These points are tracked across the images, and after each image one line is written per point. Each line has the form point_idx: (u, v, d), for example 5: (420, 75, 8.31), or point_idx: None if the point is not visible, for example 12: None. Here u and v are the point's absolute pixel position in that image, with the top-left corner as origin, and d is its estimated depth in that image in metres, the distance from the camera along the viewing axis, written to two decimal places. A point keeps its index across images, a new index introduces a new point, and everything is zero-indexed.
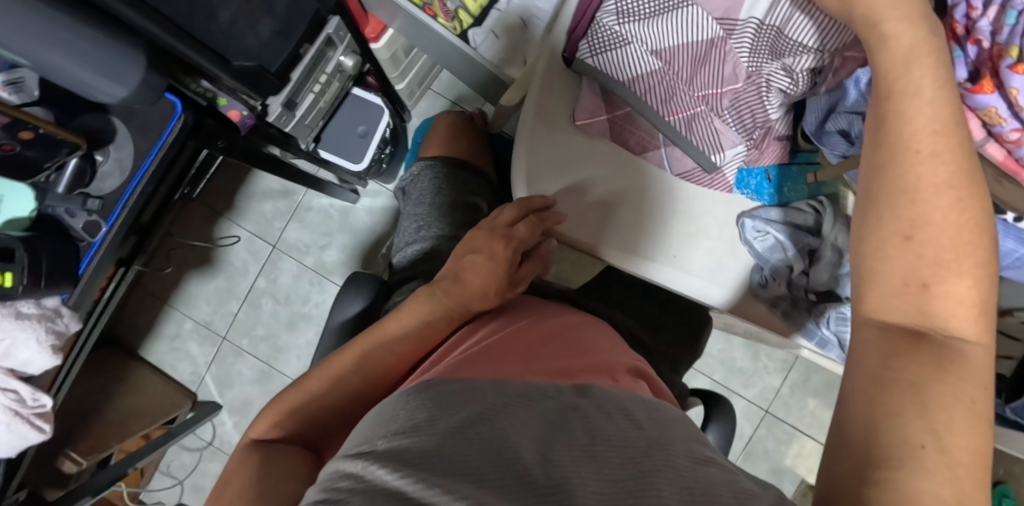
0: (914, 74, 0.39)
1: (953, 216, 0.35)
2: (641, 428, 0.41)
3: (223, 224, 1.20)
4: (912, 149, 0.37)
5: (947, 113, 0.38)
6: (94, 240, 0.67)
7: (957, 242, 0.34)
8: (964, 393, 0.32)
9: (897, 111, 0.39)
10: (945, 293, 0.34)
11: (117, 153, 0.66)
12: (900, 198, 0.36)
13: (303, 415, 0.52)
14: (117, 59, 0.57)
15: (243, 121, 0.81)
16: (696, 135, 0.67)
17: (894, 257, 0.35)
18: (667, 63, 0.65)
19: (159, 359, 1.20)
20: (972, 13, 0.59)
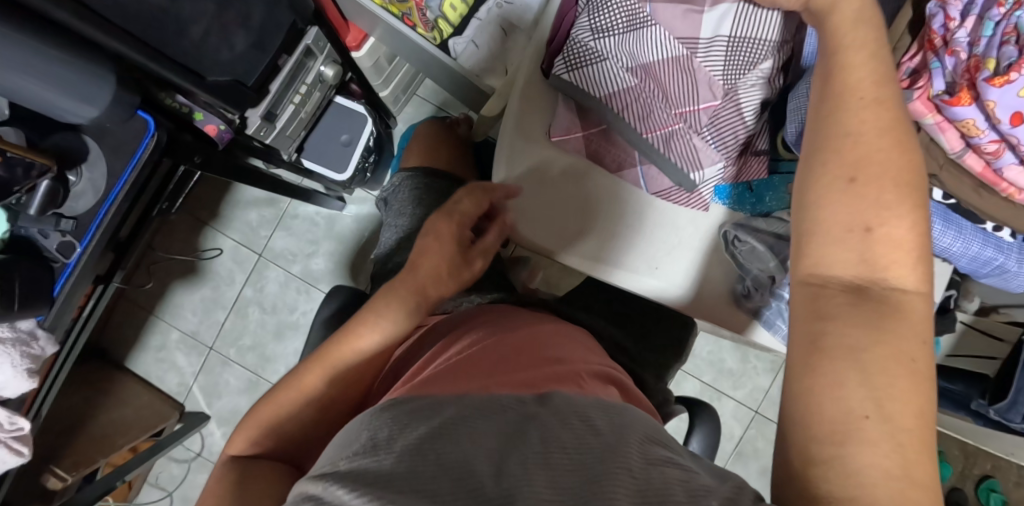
0: (858, 30, 0.44)
1: (891, 162, 0.39)
2: (599, 434, 0.39)
3: (207, 234, 1.19)
4: (856, 97, 0.41)
5: (882, 68, 0.42)
6: (69, 261, 0.67)
7: (896, 185, 0.39)
8: (904, 351, 0.35)
9: (841, 61, 0.43)
10: (890, 235, 0.38)
11: (90, 173, 0.66)
12: (843, 141, 0.40)
13: (282, 433, 0.53)
14: (85, 79, 0.56)
15: (220, 136, 0.80)
16: (674, 150, 0.66)
17: (835, 205, 0.39)
18: (643, 81, 0.63)
19: (145, 371, 1.19)
20: (949, 24, 0.59)
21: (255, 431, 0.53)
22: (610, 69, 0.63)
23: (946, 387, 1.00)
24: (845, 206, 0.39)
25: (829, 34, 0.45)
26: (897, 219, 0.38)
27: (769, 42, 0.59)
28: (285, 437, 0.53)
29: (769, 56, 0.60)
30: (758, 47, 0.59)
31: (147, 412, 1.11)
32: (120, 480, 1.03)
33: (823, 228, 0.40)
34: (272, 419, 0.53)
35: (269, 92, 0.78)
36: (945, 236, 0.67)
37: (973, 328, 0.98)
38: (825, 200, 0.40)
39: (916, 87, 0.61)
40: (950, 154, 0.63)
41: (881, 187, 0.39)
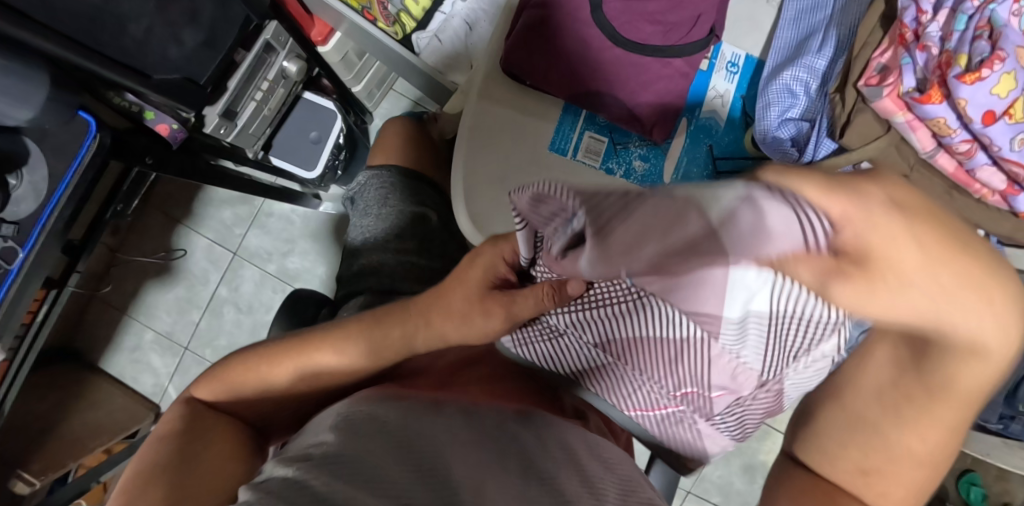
0: (968, 326, 0.31)
1: (921, 456, 0.39)
2: (583, 471, 0.44)
3: (180, 232, 1.17)
4: (929, 399, 0.36)
5: (978, 384, 0.34)
6: (11, 268, 0.66)
7: (911, 478, 0.41)
8: None
9: (944, 371, 0.34)
10: (881, 486, 0.41)
11: (31, 177, 0.65)
12: (874, 435, 0.40)
13: (251, 394, 0.55)
14: (20, 81, 0.55)
15: (174, 135, 0.77)
16: (674, 430, 0.52)
17: (843, 463, 0.42)
18: (622, 356, 0.48)
19: (120, 372, 1.17)
20: (921, 18, 0.58)
21: (227, 384, 0.55)
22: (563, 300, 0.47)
23: None
24: (859, 457, 0.41)
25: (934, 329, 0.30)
26: (895, 486, 0.41)
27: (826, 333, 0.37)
28: (253, 402, 0.55)
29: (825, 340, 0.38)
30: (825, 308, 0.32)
31: (122, 413, 1.10)
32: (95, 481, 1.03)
33: (833, 465, 0.43)
34: (242, 377, 0.55)
35: (227, 90, 0.76)
36: None
37: None
38: (836, 454, 0.43)
39: (885, 84, 0.58)
40: (922, 154, 0.60)
41: (896, 486, 0.41)
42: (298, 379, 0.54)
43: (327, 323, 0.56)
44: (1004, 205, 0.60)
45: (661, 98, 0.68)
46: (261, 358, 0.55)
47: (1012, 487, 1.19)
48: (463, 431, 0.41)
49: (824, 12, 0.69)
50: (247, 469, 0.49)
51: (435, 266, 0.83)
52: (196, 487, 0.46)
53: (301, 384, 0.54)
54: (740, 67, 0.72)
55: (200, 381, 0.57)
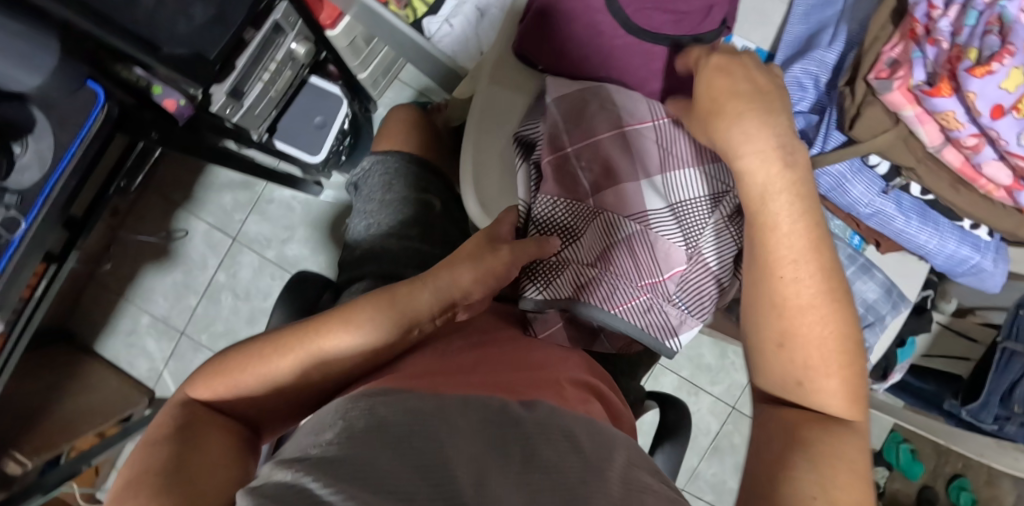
0: (770, 209, 0.46)
1: (821, 330, 0.44)
2: (581, 450, 0.42)
3: (179, 216, 1.16)
4: (778, 275, 0.45)
5: (800, 243, 0.45)
6: (14, 237, 0.65)
7: (821, 351, 0.44)
8: (843, 456, 0.42)
9: (759, 246, 0.46)
10: (821, 390, 0.45)
11: (36, 145, 0.65)
12: (771, 312, 0.45)
13: (248, 385, 0.49)
14: (29, 46, 0.56)
15: (180, 111, 0.77)
16: (648, 322, 0.61)
17: (775, 360, 0.46)
18: (609, 265, 0.61)
19: (115, 356, 1.16)
20: (932, 13, 0.59)
21: (218, 383, 0.49)
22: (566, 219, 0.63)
23: (919, 387, 0.98)
24: (788, 360, 0.45)
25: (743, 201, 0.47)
26: (825, 377, 0.44)
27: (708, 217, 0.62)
28: (247, 398, 0.50)
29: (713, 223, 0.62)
30: (695, 205, 0.63)
31: (115, 397, 1.09)
32: (85, 464, 1.02)
33: (771, 372, 0.47)
34: (236, 374, 0.49)
35: (234, 68, 0.76)
36: (921, 232, 0.66)
37: (949, 328, 0.98)
38: (765, 355, 0.47)
39: (896, 76, 0.58)
40: (928, 147, 0.61)
41: (805, 357, 0.44)
42: (313, 362, 0.49)
43: (357, 306, 0.51)
44: (1009, 200, 0.61)
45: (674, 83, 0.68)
46: (259, 351, 0.49)
47: (1001, 492, 1.22)
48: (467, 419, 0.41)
49: (834, 7, 0.71)
50: (246, 472, 0.45)
51: (439, 253, 0.82)
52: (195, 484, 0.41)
53: (303, 378, 0.49)
54: None
55: (190, 379, 0.51)
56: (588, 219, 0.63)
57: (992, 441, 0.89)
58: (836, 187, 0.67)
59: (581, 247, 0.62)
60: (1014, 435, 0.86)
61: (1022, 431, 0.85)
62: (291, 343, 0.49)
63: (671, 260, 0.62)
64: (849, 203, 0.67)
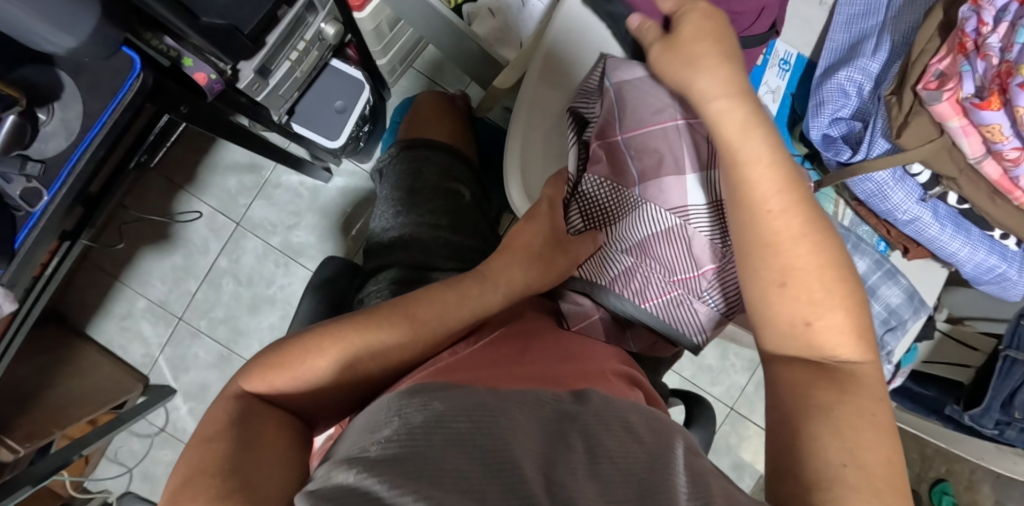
0: (747, 144, 0.45)
1: (814, 261, 0.43)
2: (643, 440, 0.38)
3: (182, 198, 1.12)
4: (765, 209, 0.44)
5: (782, 174, 0.44)
6: (33, 211, 0.62)
7: (822, 280, 0.43)
8: (865, 407, 0.40)
9: (746, 179, 0.45)
10: (828, 326, 0.42)
11: (63, 113, 0.62)
12: (767, 250, 0.44)
13: (299, 383, 0.46)
14: (67, 5, 0.53)
15: (210, 86, 0.72)
16: (675, 315, 0.61)
17: (776, 303, 0.44)
18: (643, 256, 0.62)
19: (107, 340, 1.12)
20: (982, 29, 0.60)
21: (277, 376, 0.46)
22: (607, 202, 0.65)
23: (918, 392, 1.04)
24: (796, 305, 0.43)
25: (721, 140, 0.47)
26: (831, 313, 0.42)
27: None
28: (308, 392, 0.47)
29: None
30: None
31: (109, 384, 1.03)
32: (76, 455, 0.97)
33: (771, 322, 0.44)
34: (297, 365, 0.46)
35: (266, 45, 0.72)
36: (955, 240, 0.70)
37: (949, 337, 1.05)
38: (765, 301, 0.44)
39: (945, 89, 0.61)
40: (970, 159, 0.63)
41: (809, 289, 0.43)
42: (353, 356, 0.48)
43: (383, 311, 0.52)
44: None
45: None
46: (318, 342, 0.47)
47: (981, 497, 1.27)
48: (525, 416, 0.37)
49: (875, 18, 0.74)
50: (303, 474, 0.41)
51: (467, 243, 0.81)
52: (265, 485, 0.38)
53: (360, 368, 0.48)
54: (790, 65, 0.76)
55: (243, 372, 0.47)
56: (627, 208, 0.64)
57: (992, 445, 0.94)
58: (876, 192, 0.70)
59: (616, 235, 0.65)
60: (1013, 439, 0.90)
61: (1020, 435, 0.90)
62: (345, 334, 0.48)
63: (710, 257, 0.60)
64: (889, 208, 0.70)
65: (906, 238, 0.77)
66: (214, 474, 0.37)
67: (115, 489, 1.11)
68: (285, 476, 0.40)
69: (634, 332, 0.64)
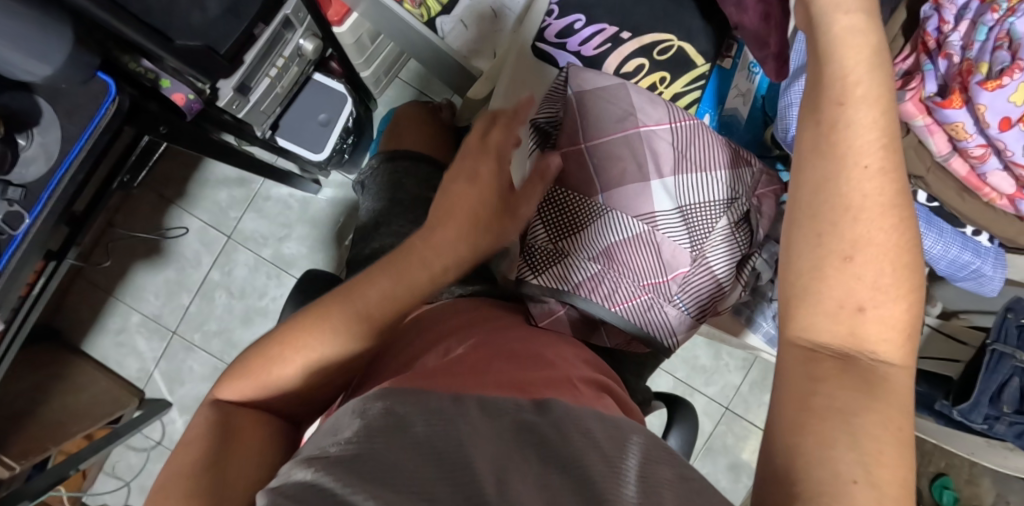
0: (855, 75, 0.38)
1: (889, 235, 0.36)
2: (600, 446, 0.38)
3: (173, 213, 1.14)
4: (861, 164, 0.36)
5: (885, 125, 0.37)
6: (16, 233, 0.63)
7: (895, 265, 0.36)
8: (891, 420, 0.33)
9: (849, 121, 0.37)
10: (881, 318, 0.35)
11: (42, 137, 0.63)
12: (843, 215, 0.36)
13: (269, 387, 0.48)
14: (39, 32, 0.54)
15: (189, 106, 0.75)
16: (648, 319, 0.64)
17: (837, 281, 0.36)
18: (611, 262, 0.64)
19: (103, 356, 1.13)
20: (943, 28, 0.64)
21: (246, 382, 0.48)
22: (568, 213, 0.66)
23: (911, 388, 1.03)
24: (846, 287, 0.35)
25: (829, 73, 0.38)
26: (891, 304, 0.36)
27: (708, 206, 0.66)
28: (280, 396, 0.49)
29: (718, 215, 0.66)
30: (701, 207, 0.66)
31: (104, 398, 1.04)
32: (74, 469, 0.99)
33: (825, 305, 0.36)
34: (263, 374, 0.48)
35: (243, 63, 0.73)
36: (928, 237, 0.72)
37: (940, 331, 1.03)
38: (818, 277, 0.36)
39: (909, 88, 0.64)
40: (938, 156, 0.66)
41: (876, 272, 0.35)
42: (319, 362, 0.48)
43: (336, 298, 0.50)
44: (1010, 208, 0.66)
45: None
46: (280, 350, 0.48)
47: (982, 491, 1.26)
48: (485, 422, 0.37)
49: None
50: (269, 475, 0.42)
51: None
52: (226, 493, 0.39)
53: (323, 362, 0.48)
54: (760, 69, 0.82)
55: (217, 383, 0.49)
56: (594, 216, 0.66)
57: (984, 440, 0.94)
58: None
59: (580, 242, 0.65)
60: (1003, 433, 0.89)
61: (1011, 429, 0.88)
62: (302, 339, 0.48)
63: (678, 260, 0.65)
64: None
65: None
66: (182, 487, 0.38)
67: (114, 502, 1.13)
68: (247, 476, 0.41)
69: (606, 328, 0.65)
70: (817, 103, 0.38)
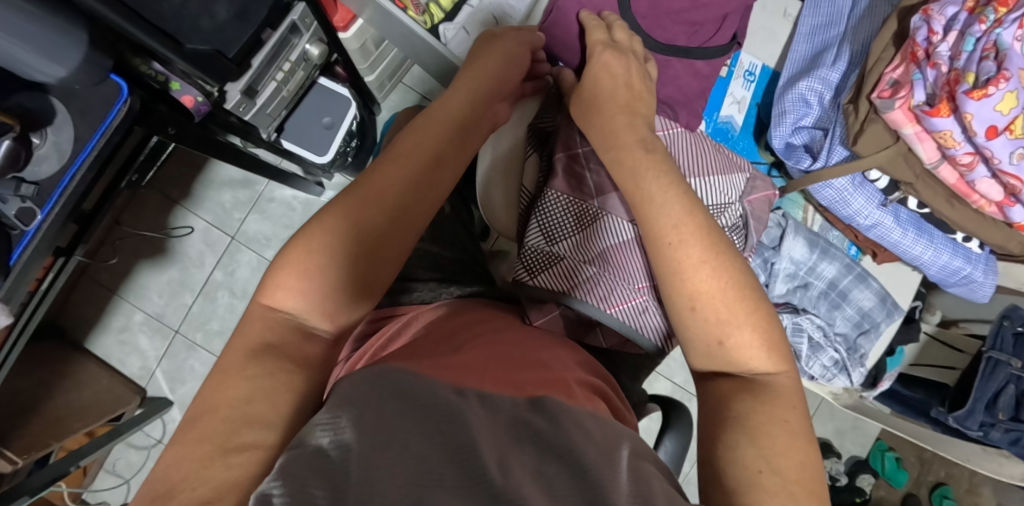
0: (646, 184, 0.55)
1: (716, 282, 0.50)
2: (595, 438, 0.39)
3: (178, 213, 1.15)
4: (665, 242, 0.52)
5: (677, 210, 0.52)
6: (28, 229, 0.65)
7: (726, 304, 0.49)
8: (780, 417, 0.46)
9: (646, 218, 0.53)
10: (738, 344, 0.49)
11: (56, 136, 0.65)
12: (674, 278, 0.51)
13: (314, 262, 0.46)
14: (57, 36, 0.56)
15: (198, 108, 0.76)
16: (643, 320, 0.66)
17: (694, 325, 0.50)
18: (605, 265, 0.66)
19: (106, 353, 1.14)
20: (932, 38, 0.65)
21: (292, 278, 0.45)
22: (564, 216, 0.68)
23: (906, 395, 1.03)
24: (712, 325, 0.50)
25: (633, 189, 0.55)
26: (739, 331, 0.49)
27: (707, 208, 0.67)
28: (323, 276, 0.46)
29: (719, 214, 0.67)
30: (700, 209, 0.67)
31: (106, 395, 1.06)
32: (74, 466, 0.99)
33: (694, 345, 0.51)
34: (308, 250, 0.46)
35: (251, 68, 0.75)
36: (919, 242, 0.78)
37: (936, 339, 1.04)
38: (683, 325, 0.51)
39: (898, 96, 0.66)
40: (927, 163, 0.69)
41: (717, 312, 0.49)
42: (360, 226, 0.48)
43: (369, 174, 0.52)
44: (1000, 215, 0.70)
45: (682, 91, 0.74)
46: (318, 227, 0.47)
47: (981, 501, 1.26)
48: (487, 413, 0.39)
49: (837, 28, 0.81)
50: None
51: (449, 254, 0.83)
52: None
53: (366, 222, 0.49)
54: (755, 76, 0.83)
55: (261, 289, 0.46)
56: (589, 220, 0.68)
57: (979, 447, 0.93)
58: (838, 199, 0.77)
59: (576, 246, 0.68)
60: (998, 441, 0.89)
61: (1006, 436, 0.89)
62: (338, 213, 0.48)
63: None
64: (850, 214, 0.78)
65: (873, 242, 0.83)
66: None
67: (113, 499, 1.13)
68: None
69: (602, 329, 0.67)
70: (635, 207, 0.55)
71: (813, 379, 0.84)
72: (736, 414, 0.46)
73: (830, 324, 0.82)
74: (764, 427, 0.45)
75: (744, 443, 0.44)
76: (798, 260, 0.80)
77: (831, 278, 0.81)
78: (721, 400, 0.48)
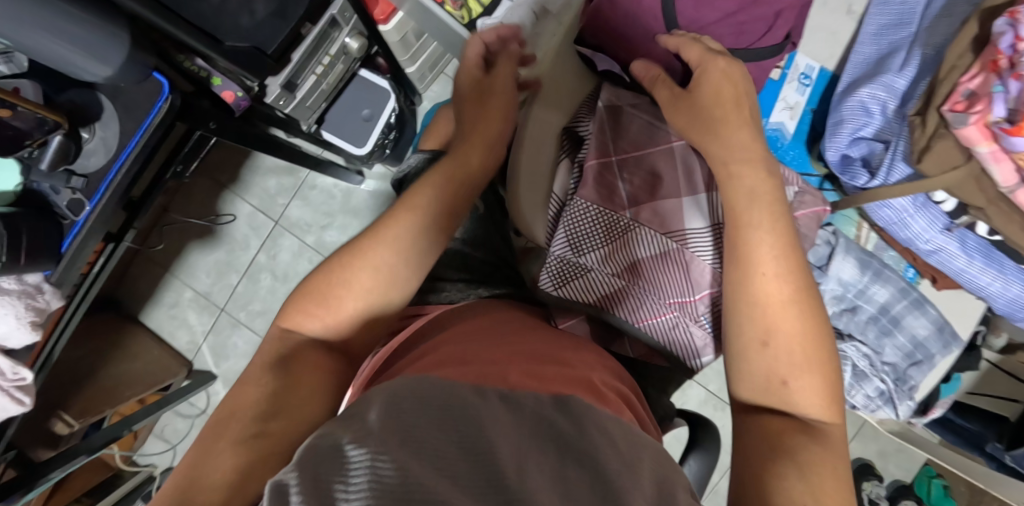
0: (753, 210, 0.50)
1: (800, 326, 0.47)
2: (620, 446, 0.36)
3: (227, 197, 1.19)
4: (759, 271, 0.48)
5: (782, 241, 0.49)
6: (77, 219, 0.68)
7: (804, 346, 0.47)
8: (831, 460, 0.44)
9: (747, 241, 0.50)
10: (802, 388, 0.47)
11: (103, 132, 0.68)
12: (755, 306, 0.48)
13: (333, 296, 0.52)
14: (101, 39, 0.58)
15: (237, 102, 0.78)
16: (672, 338, 0.63)
17: (760, 360, 0.48)
18: (633, 279, 0.64)
19: (158, 326, 1.21)
20: (1018, 44, 0.58)
21: (311, 307, 0.53)
22: (594, 227, 0.65)
23: (960, 425, 0.94)
24: (777, 366, 0.47)
25: (728, 205, 0.52)
26: (808, 375, 0.47)
27: None
28: (337, 315, 0.52)
29: None
30: None
31: (155, 366, 1.12)
32: (126, 430, 1.03)
33: (750, 377, 0.49)
34: (330, 287, 0.53)
35: (290, 62, 0.75)
36: (986, 273, 0.72)
37: (999, 368, 0.95)
38: (746, 355, 0.49)
39: (973, 111, 0.61)
40: (1002, 187, 0.63)
41: (788, 354, 0.47)
42: (388, 267, 0.53)
43: (397, 208, 0.56)
44: None
45: None
46: (348, 267, 0.53)
47: None
48: (506, 413, 0.35)
49: (907, 29, 0.75)
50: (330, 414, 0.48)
51: (479, 255, 0.81)
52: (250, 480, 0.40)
53: (385, 261, 0.53)
54: (811, 79, 0.78)
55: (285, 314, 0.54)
56: (618, 231, 0.65)
57: None
58: (896, 220, 0.74)
59: (606, 257, 0.64)
60: None
61: None
62: (363, 255, 0.53)
63: (703, 283, 0.62)
64: (909, 237, 0.74)
65: (934, 266, 0.77)
66: (223, 443, 0.43)
67: (161, 463, 1.20)
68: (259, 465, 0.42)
69: (630, 339, 0.65)
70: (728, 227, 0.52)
71: (856, 408, 0.79)
72: (789, 450, 0.44)
73: (878, 353, 0.77)
74: (813, 465, 0.43)
75: (794, 477, 0.42)
76: (846, 281, 0.75)
77: (883, 303, 0.76)
78: (773, 437, 0.46)
